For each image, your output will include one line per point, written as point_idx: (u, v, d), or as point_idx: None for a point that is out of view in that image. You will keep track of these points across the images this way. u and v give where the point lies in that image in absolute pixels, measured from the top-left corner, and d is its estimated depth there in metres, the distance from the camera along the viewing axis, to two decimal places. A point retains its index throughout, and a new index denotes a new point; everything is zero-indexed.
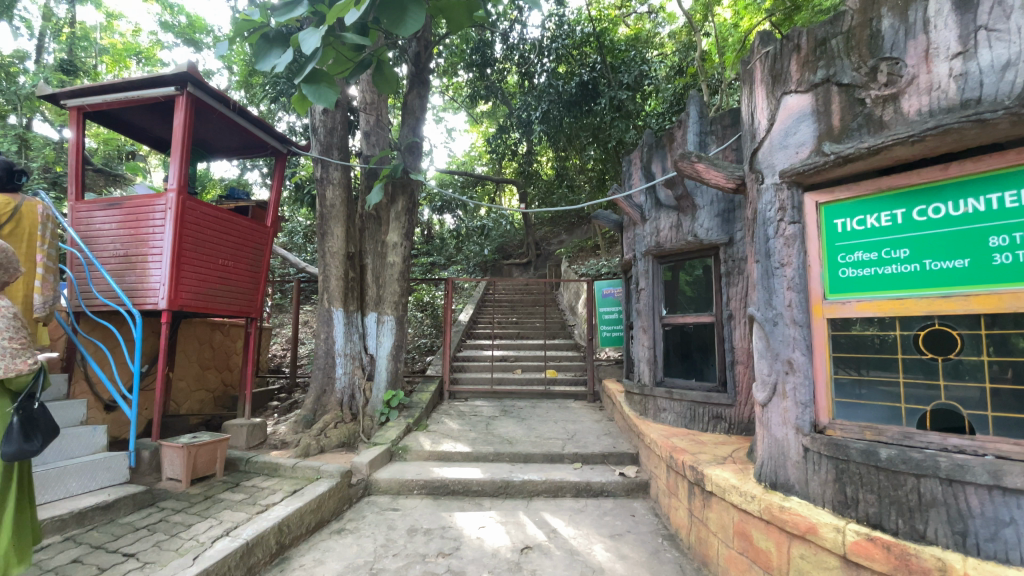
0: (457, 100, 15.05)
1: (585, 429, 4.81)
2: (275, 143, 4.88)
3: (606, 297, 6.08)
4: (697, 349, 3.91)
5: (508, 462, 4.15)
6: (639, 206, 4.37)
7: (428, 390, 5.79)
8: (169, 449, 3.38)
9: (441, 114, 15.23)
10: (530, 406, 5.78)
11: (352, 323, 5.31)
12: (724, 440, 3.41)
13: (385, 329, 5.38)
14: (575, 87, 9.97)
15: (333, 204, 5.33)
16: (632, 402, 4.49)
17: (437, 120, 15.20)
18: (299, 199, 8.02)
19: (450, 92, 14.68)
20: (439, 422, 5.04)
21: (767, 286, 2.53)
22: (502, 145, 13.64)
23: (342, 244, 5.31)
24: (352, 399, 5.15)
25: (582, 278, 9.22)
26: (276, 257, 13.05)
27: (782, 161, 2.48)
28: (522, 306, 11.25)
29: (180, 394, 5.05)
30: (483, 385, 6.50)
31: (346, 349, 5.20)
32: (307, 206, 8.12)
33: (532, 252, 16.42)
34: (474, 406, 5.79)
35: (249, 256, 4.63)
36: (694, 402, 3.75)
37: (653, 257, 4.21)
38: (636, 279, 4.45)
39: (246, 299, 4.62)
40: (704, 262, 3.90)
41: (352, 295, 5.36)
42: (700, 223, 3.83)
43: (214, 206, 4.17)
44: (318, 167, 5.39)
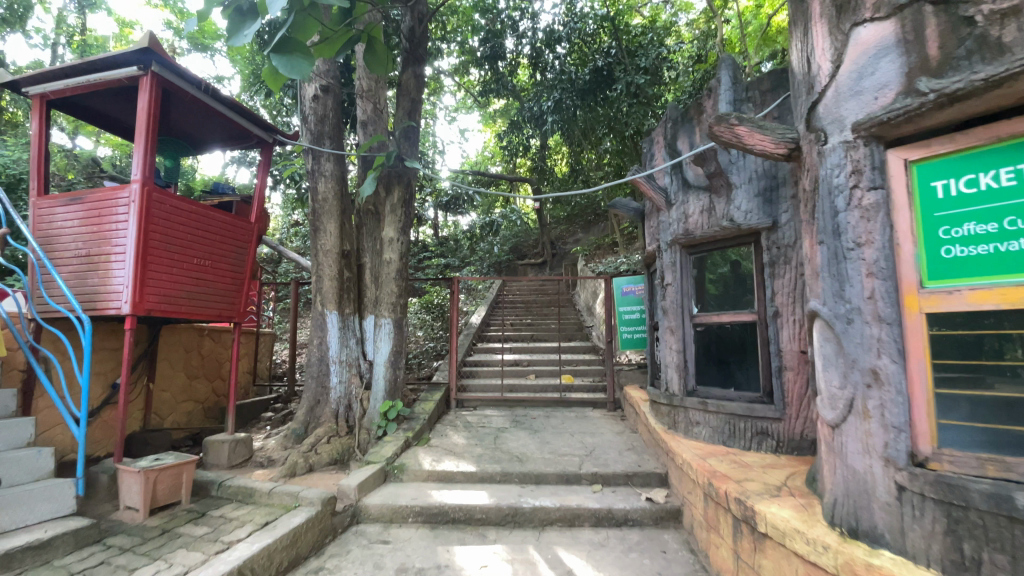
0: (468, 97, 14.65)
1: (605, 444, 4.28)
2: (257, 130, 4.44)
3: (626, 295, 5.53)
4: (736, 352, 3.36)
5: (517, 484, 3.63)
6: (664, 189, 3.82)
7: (432, 399, 5.25)
8: (126, 474, 2.96)
9: (452, 113, 14.88)
10: (544, 416, 5.25)
11: (348, 326, 4.86)
12: (773, 463, 2.85)
13: (382, 333, 4.70)
14: (589, 74, 9.42)
15: (325, 198, 4.88)
16: (658, 413, 3.94)
17: (449, 118, 14.84)
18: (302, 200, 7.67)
19: (461, 89, 14.28)
20: (442, 436, 4.54)
21: (837, 274, 1.96)
22: (515, 142, 13.16)
23: (336, 242, 4.87)
24: (348, 410, 4.70)
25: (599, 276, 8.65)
26: (289, 262, 12.84)
27: (854, 111, 1.92)
28: (537, 306, 10.72)
29: (163, 406, 4.68)
30: (494, 393, 6.00)
31: (341, 356, 4.75)
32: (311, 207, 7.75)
33: (547, 251, 15.87)
34: (483, 416, 5.28)
35: (230, 256, 4.20)
36: (733, 414, 3.20)
37: (681, 247, 3.66)
38: (661, 274, 3.90)
39: (227, 303, 4.20)
40: (741, 251, 3.35)
41: (346, 297, 4.91)
42: (737, 204, 3.30)
43: (186, 200, 3.76)
44: (309, 158, 4.93)
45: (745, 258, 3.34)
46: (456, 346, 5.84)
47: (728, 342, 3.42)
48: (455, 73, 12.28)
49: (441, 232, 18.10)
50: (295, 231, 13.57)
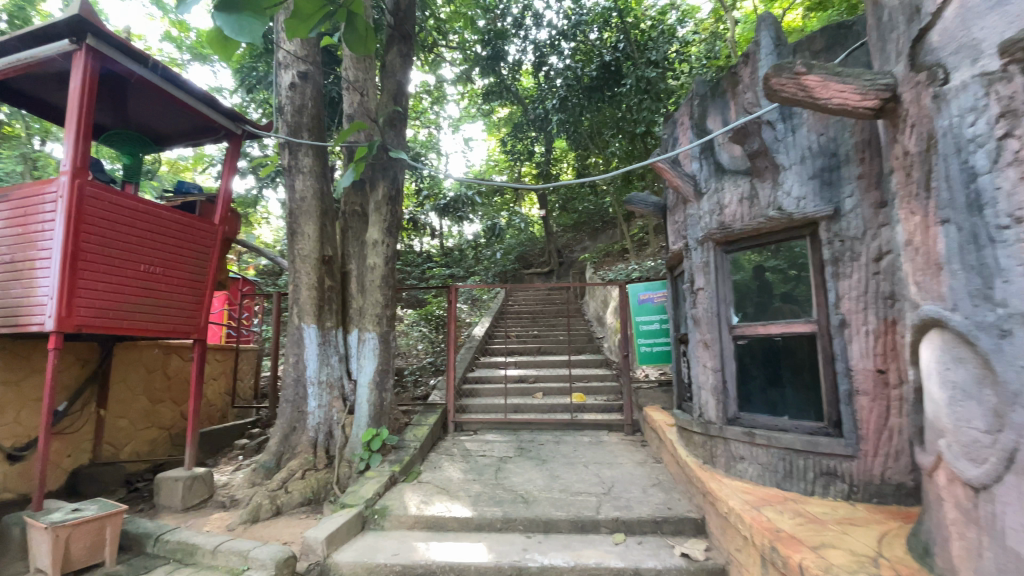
0: (471, 105, 14.23)
1: (626, 479, 3.64)
2: (223, 122, 3.91)
3: (644, 304, 4.93)
4: (788, 370, 2.74)
5: (522, 532, 3.00)
6: (692, 176, 3.22)
7: (426, 424, 4.63)
8: (33, 532, 2.38)
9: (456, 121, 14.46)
10: (553, 442, 4.61)
11: (329, 342, 4.28)
12: (849, 517, 2.22)
13: (367, 350, 4.02)
14: (596, 70, 8.90)
15: (304, 197, 4.32)
16: (690, 444, 3.31)
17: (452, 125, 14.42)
18: None
19: (464, 96, 13.87)
20: (434, 468, 3.91)
21: (984, 266, 1.44)
22: (519, 147, 12.66)
23: (315, 247, 4.30)
24: (328, 438, 4.10)
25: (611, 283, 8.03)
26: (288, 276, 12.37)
27: (994, 29, 1.45)
28: (544, 317, 10.08)
29: (120, 435, 4.12)
30: (496, 415, 5.39)
31: (320, 376, 4.17)
32: None
33: (554, 260, 15.23)
34: (485, 442, 4.65)
35: (188, 261, 3.64)
36: (789, 450, 2.57)
37: (714, 244, 3.06)
38: (689, 277, 3.28)
39: (185, 316, 3.63)
40: (791, 246, 2.76)
41: (327, 309, 4.33)
42: (786, 189, 2.71)
43: (130, 196, 3.22)
44: (286, 153, 4.38)
45: (796, 255, 2.75)
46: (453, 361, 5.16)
47: (777, 358, 2.80)
48: (458, 78, 11.86)
49: (445, 242, 17.60)
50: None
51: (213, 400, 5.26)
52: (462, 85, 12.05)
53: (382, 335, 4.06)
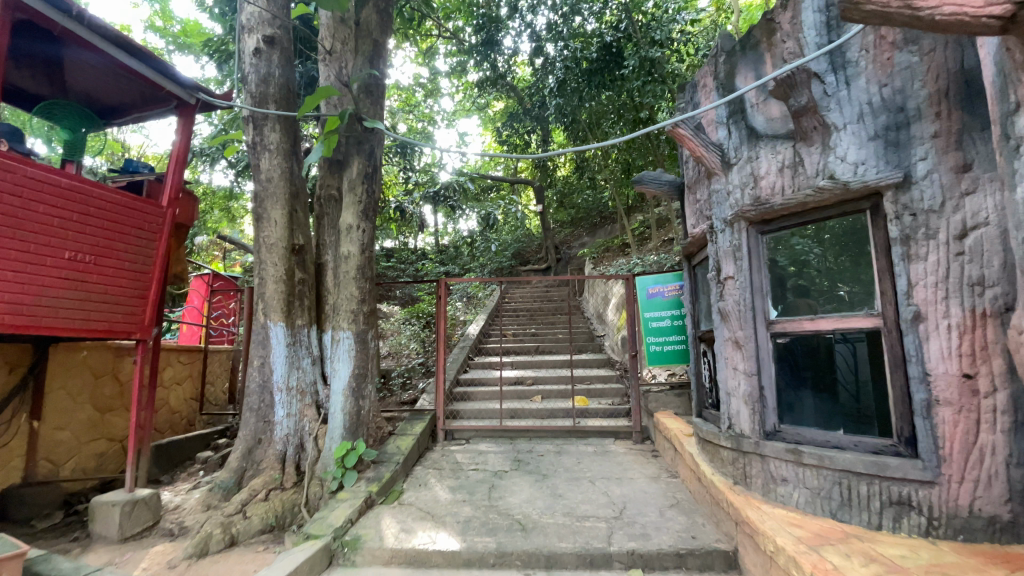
0: (466, 98, 13.72)
1: (639, 499, 3.15)
2: (172, 88, 3.40)
3: (653, 298, 4.45)
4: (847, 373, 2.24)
5: (519, 570, 2.51)
6: (718, 145, 2.74)
7: (411, 434, 4.13)
8: None
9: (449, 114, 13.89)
10: (555, 453, 4.11)
11: (300, 342, 3.77)
12: (934, 563, 1.75)
13: (341, 352, 3.47)
14: (596, 51, 8.25)
15: (270, 177, 3.79)
16: (716, 460, 2.82)
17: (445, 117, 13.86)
18: None
19: (459, 89, 13.36)
20: (419, 487, 3.41)
21: None
22: (516, 140, 12.15)
23: (283, 234, 3.78)
24: (299, 452, 3.60)
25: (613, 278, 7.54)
26: None
27: None
28: (542, 315, 9.58)
29: (59, 449, 3.61)
30: (491, 421, 4.90)
31: (289, 381, 3.66)
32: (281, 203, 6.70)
33: (551, 255, 14.69)
34: (478, 454, 4.15)
35: (127, 248, 3.12)
36: (848, 471, 2.11)
37: (747, 224, 2.57)
38: (714, 264, 2.80)
39: (124, 312, 3.10)
40: (851, 219, 2.25)
41: (297, 304, 3.82)
42: (839, 154, 2.23)
43: (50, 169, 2.71)
44: (249, 128, 3.84)
45: (857, 231, 2.24)
46: (443, 361, 4.65)
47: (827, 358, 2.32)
48: (453, 70, 11.36)
49: (440, 239, 17.09)
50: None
51: (179, 407, 4.75)
52: (457, 75, 11.52)
53: (358, 336, 3.49)
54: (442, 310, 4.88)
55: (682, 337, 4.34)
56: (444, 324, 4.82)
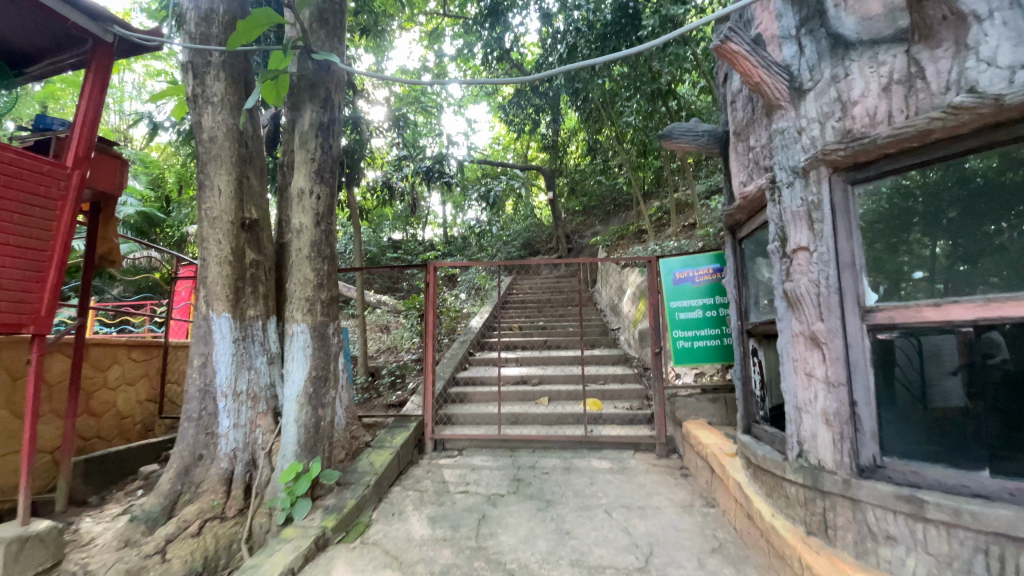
0: (475, 82, 13.03)
1: (669, 540, 2.44)
2: (80, 21, 2.70)
3: (679, 285, 3.73)
4: (900, 389, 1.67)
5: None
6: (784, 66, 1.99)
7: (390, 446, 3.45)
8: None
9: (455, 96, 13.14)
10: (562, 470, 3.40)
11: (252, 337, 3.11)
12: None
13: (295, 349, 2.75)
14: (610, 13, 7.38)
15: (213, 136, 3.11)
16: (774, 497, 2.10)
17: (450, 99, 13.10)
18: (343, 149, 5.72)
19: (467, 73, 12.67)
20: (390, 519, 2.72)
21: None
22: (525, 121, 11.38)
23: (229, 206, 3.10)
24: (247, 471, 2.95)
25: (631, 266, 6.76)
26: None
27: None
28: (551, 307, 8.83)
29: None
30: (489, 429, 4.20)
31: (236, 385, 3.01)
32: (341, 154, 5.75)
33: (563, 245, 13.86)
34: (469, 471, 3.45)
35: (14, 218, 2.44)
36: (1001, 533, 1.39)
37: (831, 172, 1.83)
38: (777, 233, 2.05)
39: (10, 301, 2.41)
40: (885, 200, 1.75)
41: (249, 292, 3.14)
42: (984, 55, 1.48)
43: None
44: (189, 76, 3.16)
45: (896, 216, 1.74)
46: (430, 358, 3.93)
47: (903, 359, 1.66)
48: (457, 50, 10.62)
49: (449, 230, 16.43)
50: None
51: (130, 410, 4.13)
52: (463, 54, 10.81)
53: (315, 329, 2.76)
54: (430, 297, 4.13)
55: (715, 332, 3.63)
56: (433, 313, 4.09)
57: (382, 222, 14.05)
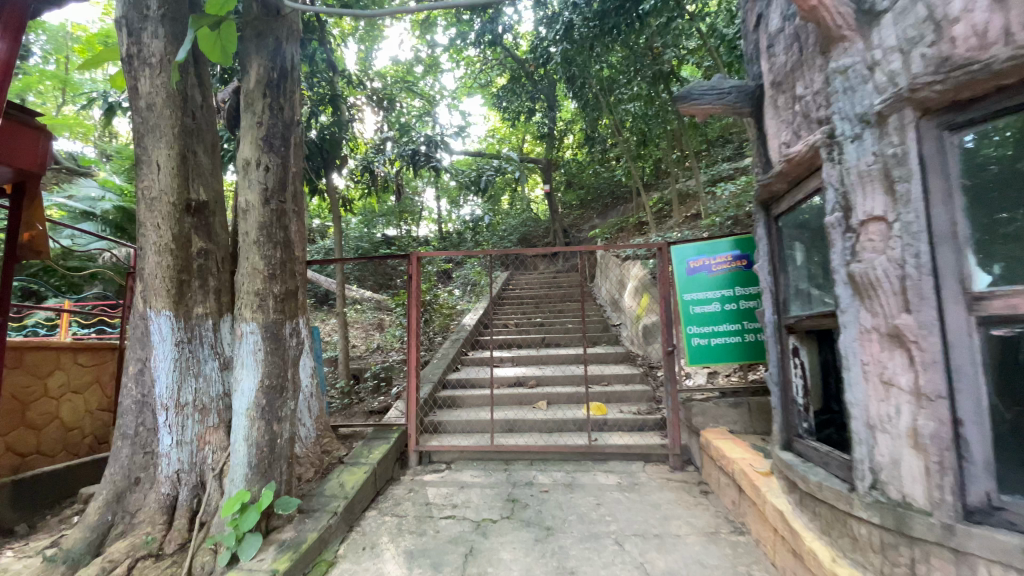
0: (469, 73, 12.57)
1: None
2: None
3: (694, 277, 3.29)
4: (996, 401, 1.28)
5: None
6: None
7: (366, 462, 3.01)
8: None
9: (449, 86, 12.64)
10: (563, 488, 2.96)
11: (200, 339, 2.65)
12: None
13: (244, 353, 2.29)
14: None
15: (152, 103, 2.65)
16: (834, 534, 1.67)
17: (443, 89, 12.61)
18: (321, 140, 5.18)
19: (460, 62, 12.21)
20: (360, 556, 2.28)
21: None
22: (520, 108, 10.92)
23: (170, 184, 2.63)
24: (194, 496, 2.50)
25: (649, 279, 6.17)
26: None
27: None
28: (548, 303, 8.38)
29: None
30: (480, 438, 3.75)
31: (180, 397, 2.55)
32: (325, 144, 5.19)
33: (560, 239, 13.39)
34: (457, 488, 3.01)
35: None
36: None
37: (921, 116, 1.39)
38: (838, 201, 1.61)
39: None
40: (996, 148, 1.32)
41: (196, 286, 2.68)
42: None
43: None
44: (123, 33, 2.69)
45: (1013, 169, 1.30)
46: (413, 360, 3.45)
47: (1001, 361, 1.27)
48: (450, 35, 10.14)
49: (442, 225, 15.93)
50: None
51: (77, 421, 3.66)
52: (456, 41, 10.35)
53: (267, 329, 2.31)
54: (414, 290, 3.56)
55: (735, 328, 3.19)
56: (417, 307, 3.55)
57: (373, 218, 13.55)
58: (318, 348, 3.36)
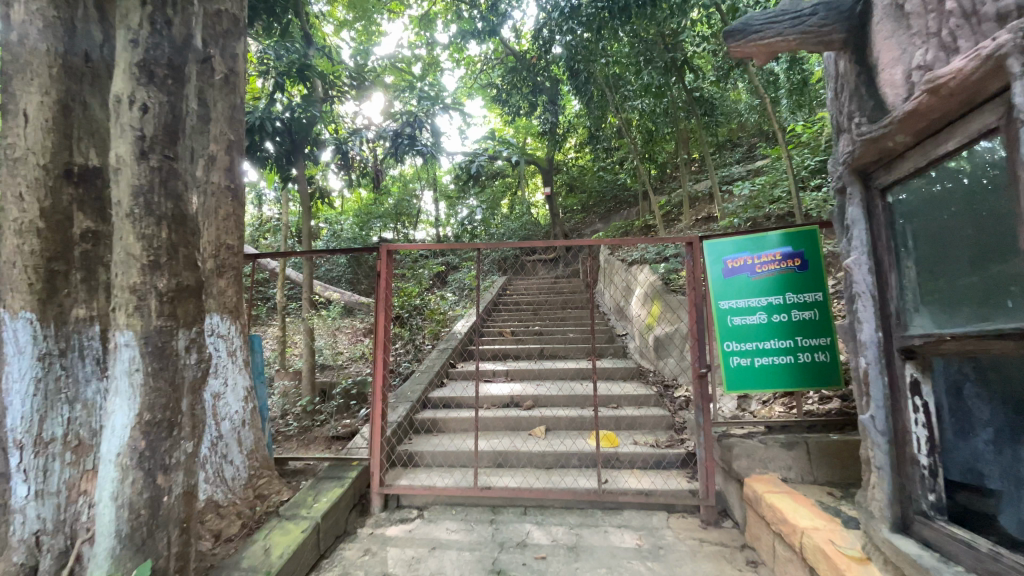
0: (469, 71, 12.01)
1: None
2: None
3: (731, 280, 2.62)
4: None
5: None
6: None
7: (312, 513, 2.29)
8: None
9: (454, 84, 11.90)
10: (564, 552, 2.26)
11: (79, 352, 1.99)
12: None
13: (116, 374, 1.60)
14: None
15: (25, 36, 1.99)
16: None
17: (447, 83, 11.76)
18: (295, 117, 4.41)
19: (461, 61, 11.66)
20: None
21: None
22: (521, 105, 10.34)
23: (42, 142, 1.96)
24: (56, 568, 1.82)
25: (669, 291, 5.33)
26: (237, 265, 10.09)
27: None
28: (548, 310, 7.71)
29: None
30: (462, 473, 3.04)
31: (43, 431, 1.88)
32: (297, 122, 4.42)
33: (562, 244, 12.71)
34: (426, 550, 2.30)
35: None
36: None
37: None
38: None
39: None
40: None
41: (77, 279, 2.01)
42: None
43: None
44: None
45: None
46: (377, 381, 2.73)
47: None
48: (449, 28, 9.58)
49: (439, 229, 15.27)
50: (266, 228, 10.99)
51: None
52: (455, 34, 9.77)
53: (149, 342, 1.60)
54: (382, 294, 2.83)
55: (785, 345, 2.50)
56: (386, 316, 2.83)
57: (367, 219, 12.90)
58: (258, 362, 2.67)
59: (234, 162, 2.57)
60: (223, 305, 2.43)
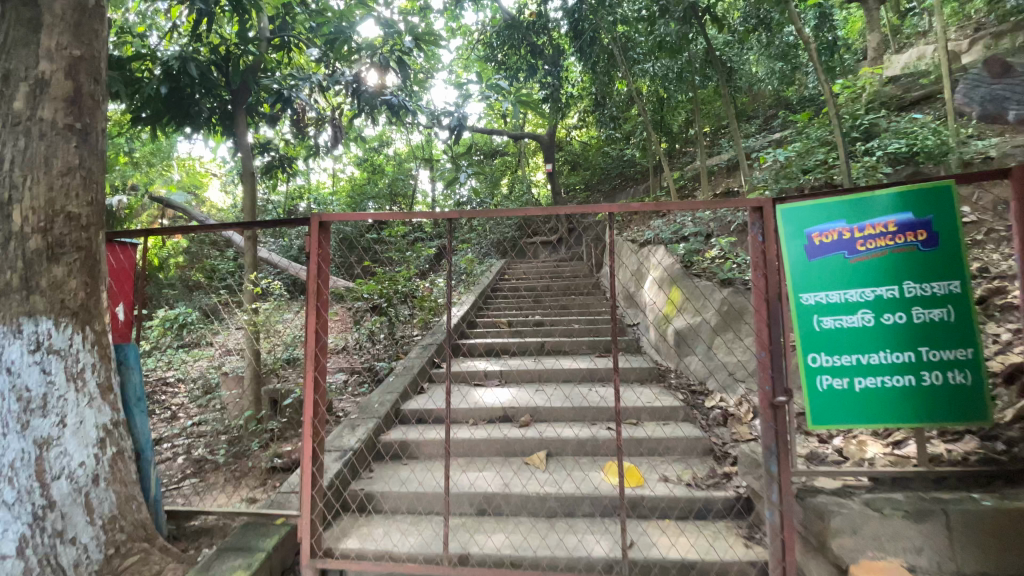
0: (464, 42, 11.01)
1: None
2: None
3: (817, 263, 1.77)
4: None
5: None
6: None
7: None
8: None
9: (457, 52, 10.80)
10: None
11: None
12: None
13: None
14: None
15: None
16: None
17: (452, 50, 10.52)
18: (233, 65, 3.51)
19: (455, 31, 10.63)
20: None
21: None
22: (520, 74, 9.37)
23: None
24: None
25: (693, 276, 4.51)
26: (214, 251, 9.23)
27: None
28: (551, 296, 6.91)
29: None
30: (433, 522, 2.27)
31: None
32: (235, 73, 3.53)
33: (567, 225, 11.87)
34: None
35: None
36: None
37: None
38: None
39: None
40: None
41: None
42: None
43: None
44: None
45: None
46: (309, 410, 1.90)
47: None
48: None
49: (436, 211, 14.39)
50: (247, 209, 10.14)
51: None
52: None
53: None
54: (312, 286, 1.95)
55: (902, 360, 1.69)
56: (320, 314, 1.98)
57: (359, 200, 12.03)
58: (134, 383, 1.89)
59: (84, 92, 1.74)
60: (60, 305, 1.62)
